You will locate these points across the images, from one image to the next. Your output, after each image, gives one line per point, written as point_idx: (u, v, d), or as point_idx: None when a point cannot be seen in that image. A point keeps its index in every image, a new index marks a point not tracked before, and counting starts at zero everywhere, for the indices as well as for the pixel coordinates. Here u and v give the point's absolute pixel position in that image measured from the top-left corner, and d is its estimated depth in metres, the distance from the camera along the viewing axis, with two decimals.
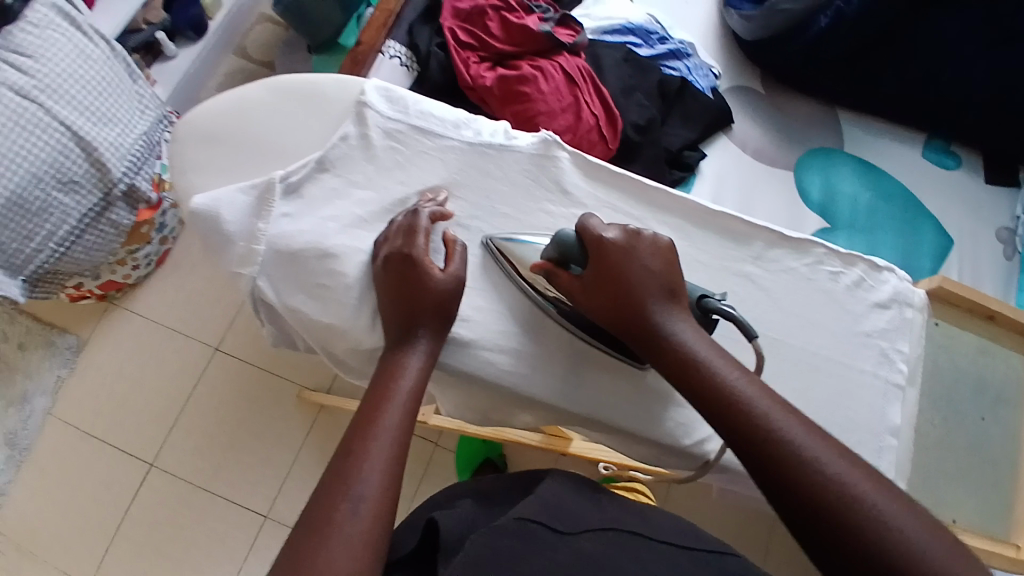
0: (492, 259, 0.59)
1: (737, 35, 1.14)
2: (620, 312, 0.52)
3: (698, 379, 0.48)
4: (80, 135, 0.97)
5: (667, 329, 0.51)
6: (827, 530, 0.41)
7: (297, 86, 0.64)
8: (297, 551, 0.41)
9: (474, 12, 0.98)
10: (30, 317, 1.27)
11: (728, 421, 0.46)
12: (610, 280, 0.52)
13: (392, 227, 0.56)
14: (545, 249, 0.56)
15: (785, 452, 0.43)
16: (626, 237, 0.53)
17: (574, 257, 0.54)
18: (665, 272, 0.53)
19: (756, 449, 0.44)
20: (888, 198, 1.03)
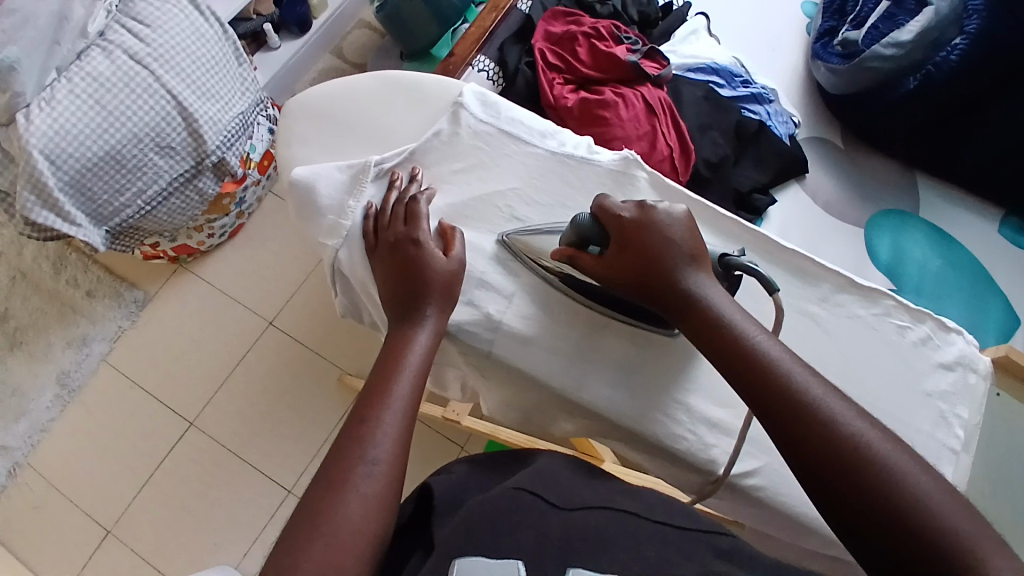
0: (512, 258, 0.60)
1: (822, 87, 1.14)
2: (648, 282, 0.53)
3: (735, 348, 0.49)
4: (184, 106, 1.04)
5: (694, 287, 0.53)
6: (861, 508, 0.41)
7: (402, 81, 0.69)
8: (316, 506, 0.44)
9: (565, 37, 1.02)
10: (104, 267, 1.36)
11: (756, 387, 0.48)
12: (632, 251, 0.54)
13: (391, 212, 0.59)
14: (564, 235, 0.58)
15: (805, 425, 0.45)
16: (640, 212, 0.55)
17: (593, 237, 0.56)
18: (687, 241, 0.54)
19: (788, 423, 0.45)
20: (958, 268, 1.00)
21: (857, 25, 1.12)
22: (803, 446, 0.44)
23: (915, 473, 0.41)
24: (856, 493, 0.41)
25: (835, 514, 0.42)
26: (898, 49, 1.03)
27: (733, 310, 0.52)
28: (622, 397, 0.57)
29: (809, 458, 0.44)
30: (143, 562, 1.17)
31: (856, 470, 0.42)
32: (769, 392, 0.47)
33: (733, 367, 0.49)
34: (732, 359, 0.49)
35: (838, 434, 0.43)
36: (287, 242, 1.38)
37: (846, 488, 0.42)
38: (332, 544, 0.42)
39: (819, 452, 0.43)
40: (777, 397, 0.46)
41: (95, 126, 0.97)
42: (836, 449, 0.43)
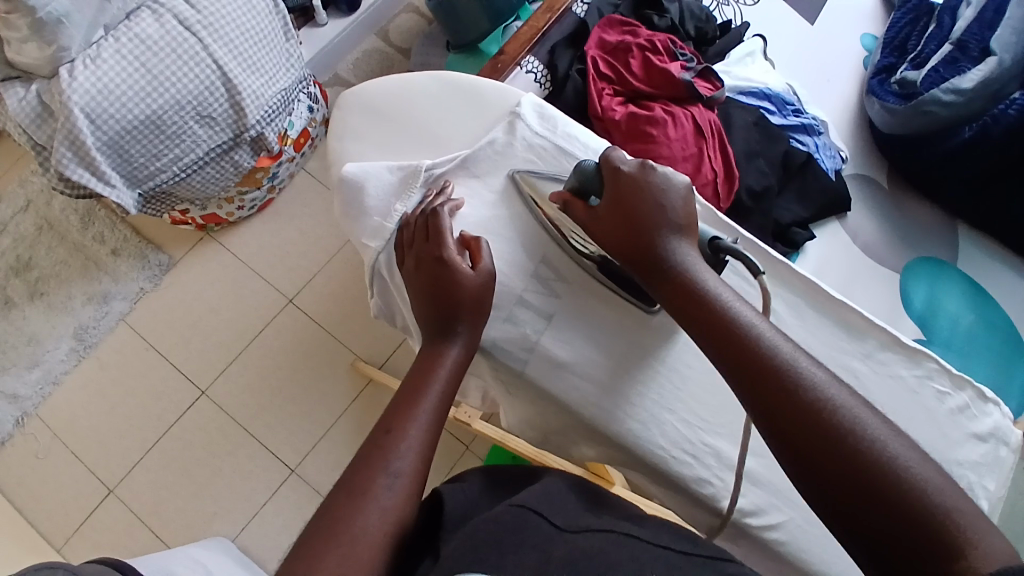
0: (514, 189, 0.61)
1: (874, 125, 1.11)
2: (633, 248, 0.53)
3: (736, 346, 0.47)
4: (228, 76, 1.03)
5: (679, 260, 0.52)
6: (909, 541, 0.38)
7: (463, 83, 0.68)
8: (335, 514, 0.43)
9: (619, 47, 1.01)
10: (131, 227, 1.36)
11: (732, 356, 0.47)
12: (625, 209, 0.54)
13: (414, 230, 0.57)
14: (567, 181, 0.58)
15: (842, 440, 0.41)
16: (642, 171, 0.55)
17: (591, 188, 0.56)
18: (681, 209, 0.54)
19: (821, 437, 0.42)
20: (990, 328, 0.97)
21: (917, 65, 1.09)
22: (777, 422, 0.44)
23: (885, 437, 0.42)
24: (888, 511, 0.39)
25: (868, 538, 0.39)
26: (957, 96, 1.02)
27: (714, 281, 0.51)
28: (656, 433, 0.55)
29: (786, 440, 0.43)
30: (141, 525, 1.18)
31: (847, 459, 0.41)
32: (746, 364, 0.46)
33: (733, 367, 0.47)
34: (708, 328, 0.49)
35: (808, 404, 0.43)
36: (313, 222, 1.37)
37: (818, 470, 0.41)
38: (347, 555, 0.41)
39: (792, 424, 0.43)
40: (758, 381, 0.45)
41: (138, 88, 0.97)
42: (803, 421, 0.43)
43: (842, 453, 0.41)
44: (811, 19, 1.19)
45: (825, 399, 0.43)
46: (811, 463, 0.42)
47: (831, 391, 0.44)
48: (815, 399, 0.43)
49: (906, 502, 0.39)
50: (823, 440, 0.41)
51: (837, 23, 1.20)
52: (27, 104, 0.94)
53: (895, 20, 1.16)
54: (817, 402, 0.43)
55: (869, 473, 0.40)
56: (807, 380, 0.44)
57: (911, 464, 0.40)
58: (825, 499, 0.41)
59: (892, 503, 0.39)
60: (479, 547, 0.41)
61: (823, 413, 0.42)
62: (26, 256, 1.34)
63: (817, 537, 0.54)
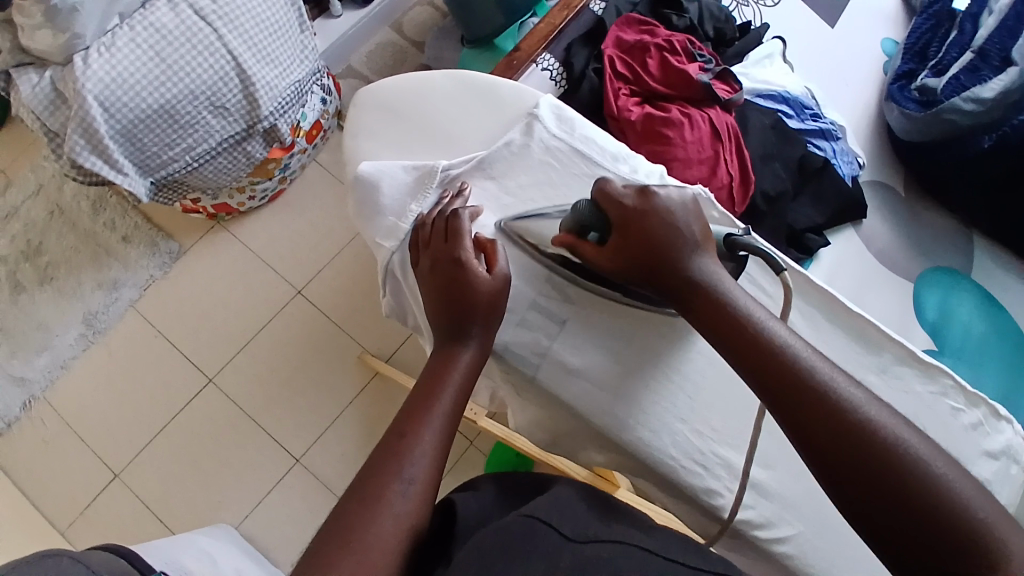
0: (511, 242, 0.58)
1: (893, 131, 1.10)
2: (652, 279, 0.52)
3: (766, 358, 0.46)
4: (242, 67, 1.03)
5: (699, 275, 0.51)
6: (941, 543, 0.39)
7: (480, 82, 0.67)
8: (348, 520, 0.43)
9: (637, 46, 0.99)
10: (142, 214, 1.37)
11: (764, 379, 0.46)
12: (636, 246, 0.52)
13: (431, 231, 0.56)
14: (563, 222, 0.56)
15: (873, 446, 0.42)
16: (645, 199, 0.53)
17: (593, 224, 0.53)
18: (693, 227, 0.53)
19: (853, 446, 0.42)
20: (1004, 340, 0.95)
21: (936, 73, 1.08)
22: (817, 443, 0.43)
23: (915, 442, 0.42)
24: (921, 515, 0.40)
25: (902, 544, 0.40)
26: (977, 105, 1.00)
27: (736, 288, 0.51)
28: (667, 442, 0.54)
29: (828, 464, 0.43)
30: (146, 511, 1.19)
31: (881, 465, 0.41)
32: (780, 384, 0.45)
33: (763, 380, 0.46)
34: (733, 343, 0.48)
35: (851, 423, 0.43)
36: (323, 213, 1.37)
37: (862, 488, 0.41)
38: (361, 562, 0.41)
39: (835, 447, 0.42)
40: (788, 391, 0.45)
41: (152, 77, 0.96)
42: (845, 441, 0.42)
43: (875, 459, 0.41)
44: (832, 21, 1.17)
45: (864, 417, 0.43)
46: (856, 484, 0.42)
47: (868, 404, 0.44)
48: (843, 406, 0.43)
49: (950, 515, 0.40)
50: (865, 460, 0.41)
51: (858, 26, 1.18)
52: (41, 91, 0.94)
53: (915, 26, 1.14)
54: (860, 420, 0.43)
55: (916, 491, 0.40)
56: (847, 397, 0.44)
57: (949, 476, 0.41)
58: (871, 519, 0.41)
59: (924, 506, 0.40)
60: (488, 556, 0.41)
61: (869, 432, 0.42)
62: (37, 241, 1.35)
63: (825, 551, 0.54)
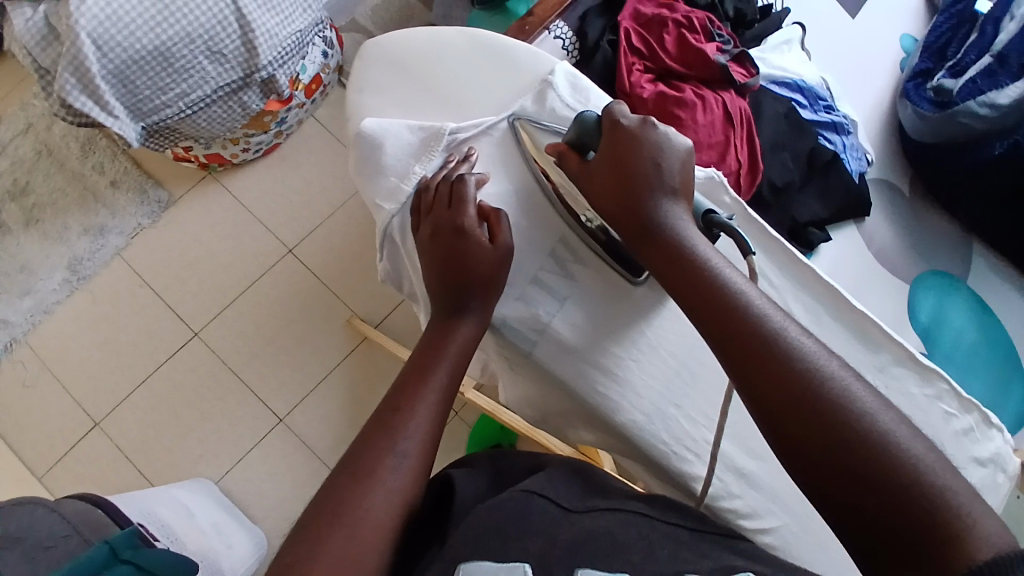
0: (512, 137, 0.59)
1: (905, 130, 1.08)
2: (622, 213, 0.51)
3: (723, 309, 0.44)
4: (242, 13, 0.97)
5: (667, 220, 0.50)
6: (887, 512, 0.37)
7: (494, 43, 0.64)
8: (340, 495, 0.42)
9: (655, 21, 0.96)
10: (131, 160, 1.32)
11: (716, 321, 0.44)
12: (618, 171, 0.51)
13: (435, 195, 0.54)
14: (566, 133, 0.56)
15: (826, 405, 0.39)
16: (642, 128, 0.52)
17: (591, 142, 0.54)
18: (676, 171, 0.51)
19: (803, 405, 0.40)
20: (993, 347, 0.95)
21: (954, 73, 1.05)
22: (761, 390, 0.41)
23: (874, 410, 0.39)
24: (862, 483, 0.37)
25: (837, 508, 0.38)
26: (992, 111, 0.97)
27: (700, 239, 0.49)
28: (661, 428, 0.53)
29: (768, 412, 0.41)
30: (125, 462, 1.18)
31: (828, 425, 0.39)
32: (730, 329, 0.44)
33: (716, 330, 0.44)
34: (692, 290, 0.46)
35: (802, 374, 0.41)
36: (319, 172, 1.34)
37: (802, 439, 0.39)
38: (352, 538, 0.40)
39: (778, 396, 0.40)
40: (741, 344, 0.43)
41: (148, 18, 0.92)
42: (791, 392, 0.40)
43: (823, 417, 0.39)
44: (852, 11, 1.14)
45: (817, 369, 0.41)
46: (788, 428, 0.40)
47: (824, 357, 0.42)
48: (798, 364, 0.41)
49: (896, 475, 0.37)
50: (807, 411, 0.39)
51: (878, 19, 1.15)
52: (33, 26, 0.89)
53: (936, 24, 1.11)
54: (812, 372, 0.41)
55: (853, 442, 0.38)
56: (801, 348, 0.42)
57: (899, 435, 0.38)
58: (811, 475, 0.39)
59: (872, 473, 0.37)
60: (484, 533, 0.41)
61: (816, 384, 0.40)
62: (22, 180, 1.31)
63: (809, 544, 0.54)
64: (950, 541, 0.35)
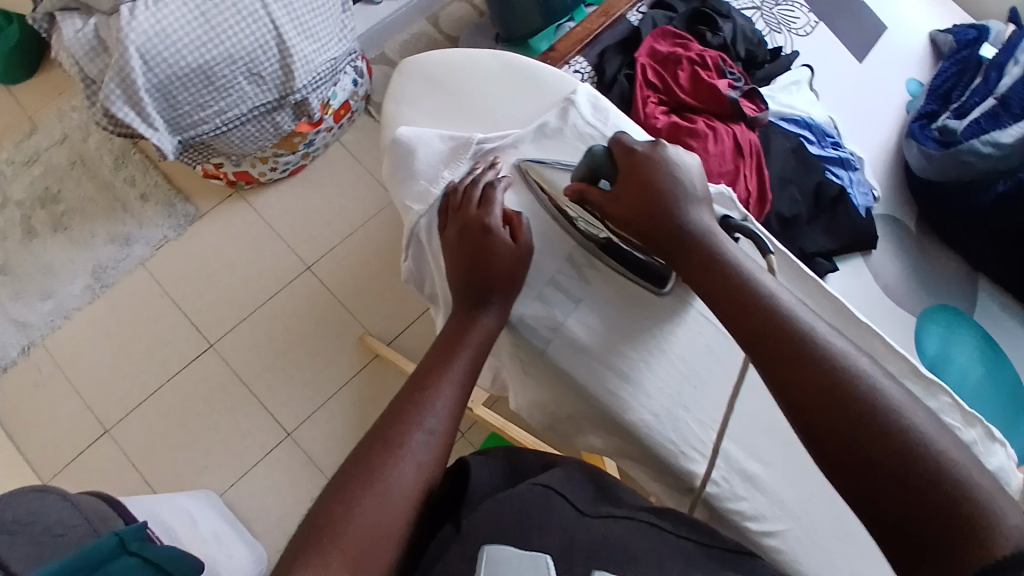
0: (521, 182, 0.61)
1: (910, 168, 1.11)
2: (650, 226, 0.53)
3: (753, 312, 0.47)
4: (283, 39, 1.04)
5: (695, 229, 0.52)
6: (920, 498, 0.38)
7: (521, 65, 0.69)
8: (371, 462, 0.46)
9: (669, 57, 1.02)
10: (161, 174, 1.38)
11: (741, 321, 0.47)
12: (641, 188, 0.54)
13: (463, 197, 0.58)
14: (575, 172, 0.59)
15: (857, 399, 0.42)
16: (654, 150, 0.56)
17: (605, 171, 0.57)
18: (696, 185, 0.55)
19: (834, 401, 0.42)
20: (1000, 382, 0.95)
21: (958, 115, 1.10)
22: (789, 387, 0.44)
23: (902, 403, 0.42)
24: (894, 472, 0.39)
25: (872, 497, 0.40)
26: (995, 149, 1.01)
27: (729, 245, 0.52)
28: (670, 428, 0.55)
29: (801, 410, 0.43)
30: (132, 467, 1.19)
31: (859, 418, 0.41)
32: (755, 328, 0.47)
33: (751, 333, 0.47)
34: (723, 296, 0.49)
35: (827, 368, 0.43)
36: (341, 193, 1.39)
37: (831, 432, 0.41)
38: (383, 503, 0.44)
39: (804, 390, 0.43)
40: (774, 344, 0.45)
41: (194, 37, 0.98)
42: (818, 385, 0.43)
43: (854, 411, 0.41)
44: (859, 57, 1.20)
45: (840, 363, 0.43)
46: (822, 423, 0.42)
47: (847, 351, 0.44)
48: (828, 362, 0.43)
49: (919, 462, 0.39)
50: (831, 404, 0.42)
51: (884, 64, 1.20)
52: (84, 38, 0.96)
53: (942, 69, 1.17)
54: (835, 366, 0.43)
55: (883, 433, 0.40)
56: (827, 346, 0.44)
57: (924, 427, 0.41)
58: (838, 464, 0.41)
59: (904, 461, 0.39)
60: (499, 518, 0.42)
61: (841, 377, 0.42)
62: (55, 189, 1.36)
63: (813, 552, 0.54)
64: (980, 524, 0.37)
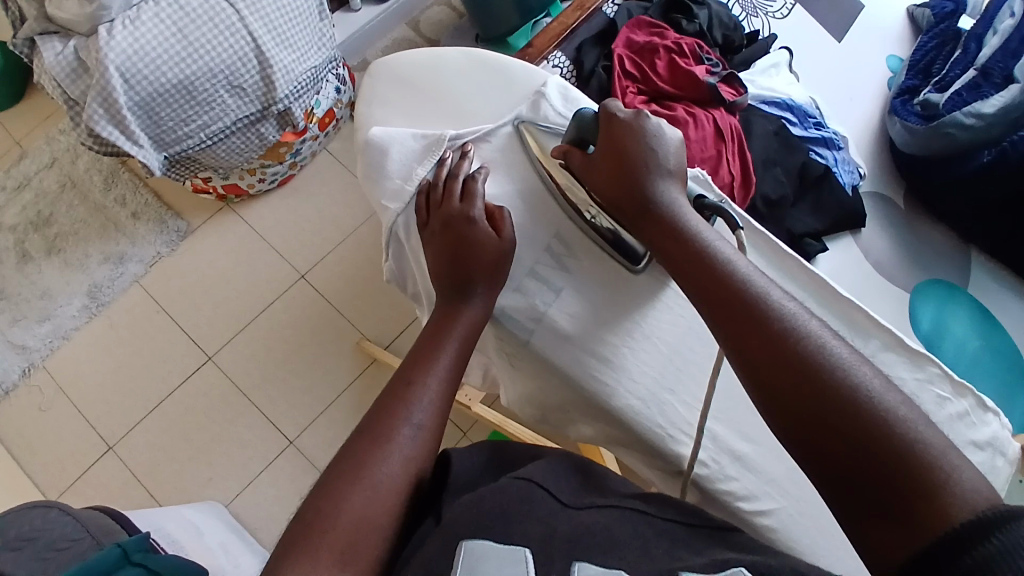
0: (518, 139, 0.63)
1: (894, 143, 1.12)
2: (622, 201, 0.54)
3: (716, 284, 0.48)
4: (261, 50, 1.05)
5: (663, 205, 0.53)
6: (872, 462, 0.38)
7: (492, 62, 0.69)
8: (358, 457, 0.47)
9: (646, 47, 1.02)
10: (151, 191, 1.39)
11: (704, 292, 0.48)
12: (614, 164, 0.55)
13: (443, 191, 0.59)
14: (567, 133, 0.60)
15: (812, 365, 0.42)
16: (636, 119, 0.56)
17: (590, 136, 0.58)
18: (670, 160, 0.55)
19: (791, 367, 0.42)
20: (997, 353, 0.95)
21: (940, 88, 1.10)
22: (749, 355, 0.44)
23: (858, 370, 0.42)
24: (847, 437, 0.39)
25: (825, 463, 0.40)
26: (977, 120, 1.03)
27: (696, 219, 0.52)
28: (656, 412, 0.55)
29: (760, 376, 0.44)
30: (137, 483, 1.20)
31: (814, 384, 0.41)
32: (716, 298, 0.47)
33: (712, 305, 0.47)
34: (688, 269, 0.50)
35: (783, 335, 0.44)
36: (331, 201, 1.39)
37: (788, 397, 0.42)
38: (372, 497, 0.45)
39: (762, 354, 0.44)
40: (735, 314, 0.46)
41: (173, 52, 0.99)
42: (773, 351, 0.43)
43: (808, 378, 0.42)
44: (838, 36, 1.20)
45: (797, 330, 0.44)
46: (779, 389, 0.43)
47: (806, 320, 0.45)
48: (786, 331, 0.44)
49: (870, 425, 0.39)
50: (787, 368, 0.42)
51: (864, 42, 1.20)
52: (64, 59, 0.97)
53: (921, 44, 1.17)
54: (792, 332, 0.44)
55: (836, 399, 0.40)
56: (786, 315, 0.45)
57: (878, 392, 0.41)
58: (792, 426, 0.42)
59: (855, 427, 0.39)
60: (483, 510, 0.43)
61: (796, 343, 0.43)
62: (47, 212, 1.37)
63: (808, 529, 0.54)
64: (926, 490, 0.37)
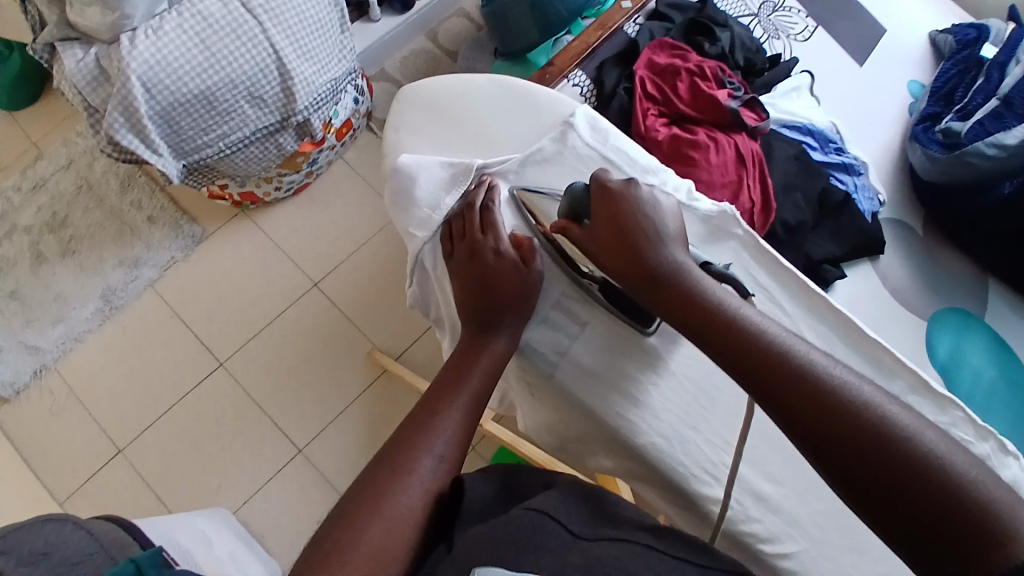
0: (515, 209, 0.62)
1: (914, 170, 1.11)
2: (631, 267, 0.54)
3: (743, 346, 0.48)
4: (283, 61, 1.05)
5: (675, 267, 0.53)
6: (920, 502, 0.40)
7: (520, 88, 0.69)
8: (378, 489, 0.47)
9: (669, 69, 1.02)
10: (168, 196, 1.39)
11: (734, 352, 0.49)
12: (618, 231, 0.55)
13: (470, 220, 0.59)
14: (560, 209, 0.59)
15: (852, 420, 0.43)
16: (629, 188, 0.56)
17: (584, 209, 0.57)
18: (670, 223, 0.55)
19: (833, 424, 0.43)
20: (1014, 387, 0.93)
21: (962, 116, 1.09)
22: (790, 412, 0.45)
23: (894, 413, 0.43)
24: (893, 481, 0.41)
25: (878, 512, 0.41)
26: (1000, 150, 1.00)
27: (708, 281, 0.53)
28: (679, 449, 0.55)
29: (803, 433, 0.44)
30: (145, 488, 1.20)
31: (854, 440, 0.42)
32: (749, 361, 0.47)
33: (747, 364, 0.48)
34: (714, 332, 0.50)
35: (819, 389, 0.45)
36: (346, 210, 1.39)
37: (833, 453, 0.43)
38: (390, 529, 0.45)
39: (800, 413, 0.45)
40: (769, 374, 0.47)
41: (195, 63, 0.99)
42: (813, 407, 0.44)
43: (850, 434, 0.43)
44: (860, 60, 1.19)
45: (832, 383, 0.45)
46: (823, 446, 0.43)
47: (840, 374, 0.46)
48: (822, 383, 0.45)
49: (920, 475, 0.40)
50: (827, 422, 0.43)
51: (884, 67, 1.20)
52: (84, 66, 0.98)
53: (943, 70, 1.16)
54: (831, 389, 0.44)
55: (881, 449, 0.42)
56: (821, 370, 0.46)
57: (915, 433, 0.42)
58: (841, 479, 0.43)
59: (901, 476, 0.41)
60: (500, 546, 0.42)
61: (838, 402, 0.44)
62: (63, 214, 1.38)
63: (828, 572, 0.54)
64: (983, 527, 0.38)
